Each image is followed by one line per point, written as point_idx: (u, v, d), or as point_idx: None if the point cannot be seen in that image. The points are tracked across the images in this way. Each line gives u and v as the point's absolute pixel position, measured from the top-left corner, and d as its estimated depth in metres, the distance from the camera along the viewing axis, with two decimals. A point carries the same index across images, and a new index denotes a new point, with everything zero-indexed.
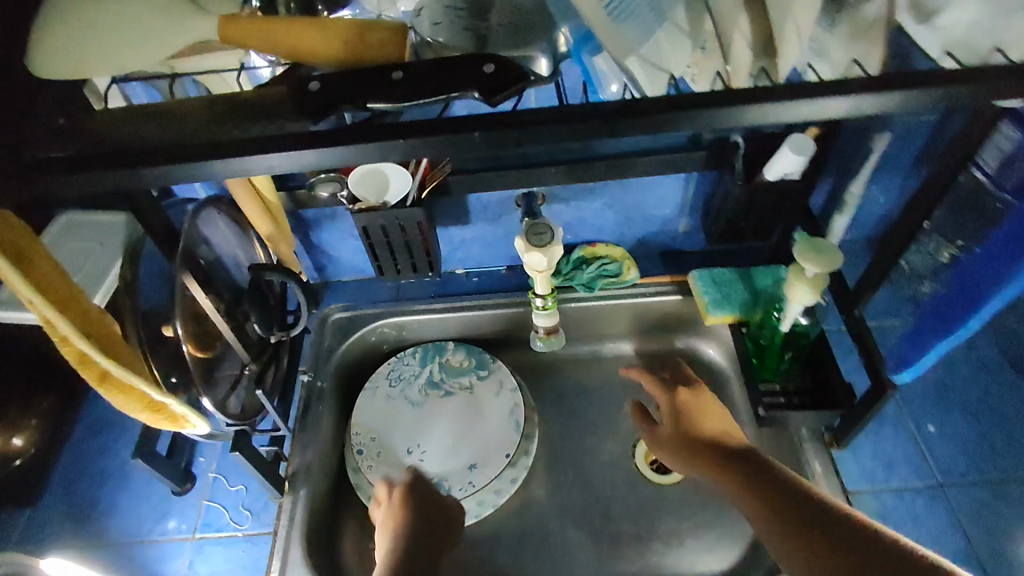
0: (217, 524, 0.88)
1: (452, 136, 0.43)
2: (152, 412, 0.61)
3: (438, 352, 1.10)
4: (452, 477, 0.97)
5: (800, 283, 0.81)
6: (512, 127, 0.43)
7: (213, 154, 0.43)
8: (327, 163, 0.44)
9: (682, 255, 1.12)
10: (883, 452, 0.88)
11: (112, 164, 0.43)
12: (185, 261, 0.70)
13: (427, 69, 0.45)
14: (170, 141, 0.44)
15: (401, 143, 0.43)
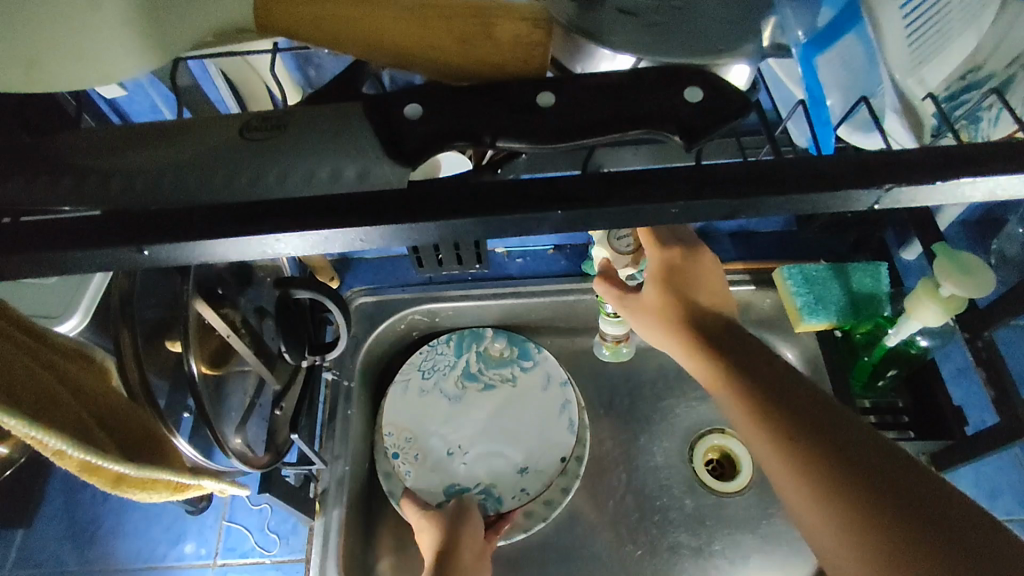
0: (241, 549, 0.78)
1: (631, 209, 0.29)
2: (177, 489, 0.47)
3: (475, 340, 0.95)
4: (501, 485, 0.85)
5: (932, 303, 0.68)
6: (720, 197, 0.29)
7: (276, 227, 0.29)
8: (441, 237, 0.30)
9: (754, 236, 0.96)
10: (985, 480, 0.79)
11: (119, 236, 0.29)
12: (198, 286, 0.55)
13: (582, 91, 0.32)
14: (207, 201, 0.30)
15: (555, 218, 0.29)
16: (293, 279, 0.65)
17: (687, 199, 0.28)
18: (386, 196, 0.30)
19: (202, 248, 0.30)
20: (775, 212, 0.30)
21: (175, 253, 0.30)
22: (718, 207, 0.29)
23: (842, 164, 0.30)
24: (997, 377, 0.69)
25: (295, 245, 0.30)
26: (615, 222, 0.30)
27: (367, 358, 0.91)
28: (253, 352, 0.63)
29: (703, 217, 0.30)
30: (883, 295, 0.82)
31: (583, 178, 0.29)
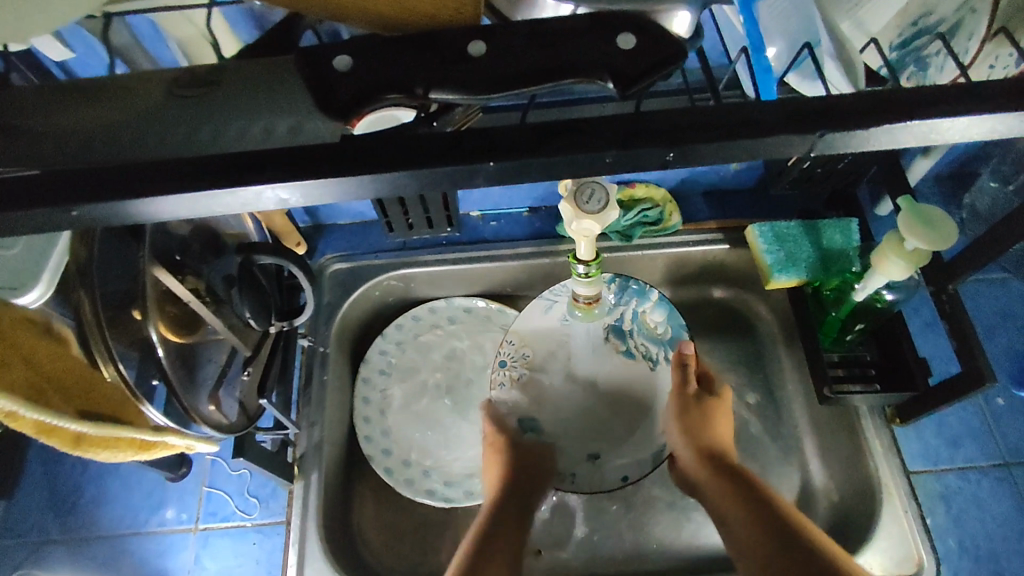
0: (222, 514, 0.79)
1: (563, 159, 0.29)
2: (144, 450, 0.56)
3: (640, 295, 0.88)
4: (567, 458, 0.84)
5: (895, 257, 0.69)
6: (651, 144, 0.29)
7: (209, 183, 0.29)
8: (377, 188, 0.30)
9: (727, 195, 0.97)
10: (947, 428, 0.82)
11: (47, 196, 0.29)
12: (152, 253, 0.55)
13: (516, 41, 0.33)
14: (139, 161, 0.30)
15: (486, 169, 0.29)
16: (256, 245, 0.65)
17: (618, 148, 0.29)
18: (321, 151, 0.30)
19: (142, 207, 0.30)
20: (712, 159, 0.31)
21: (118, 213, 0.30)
22: (650, 155, 0.30)
23: (771, 109, 0.30)
24: (958, 328, 0.71)
25: (231, 202, 0.30)
26: (550, 174, 0.30)
27: (342, 325, 0.91)
28: (219, 318, 0.64)
29: (641, 165, 0.31)
30: (852, 250, 0.83)
31: (517, 130, 0.30)
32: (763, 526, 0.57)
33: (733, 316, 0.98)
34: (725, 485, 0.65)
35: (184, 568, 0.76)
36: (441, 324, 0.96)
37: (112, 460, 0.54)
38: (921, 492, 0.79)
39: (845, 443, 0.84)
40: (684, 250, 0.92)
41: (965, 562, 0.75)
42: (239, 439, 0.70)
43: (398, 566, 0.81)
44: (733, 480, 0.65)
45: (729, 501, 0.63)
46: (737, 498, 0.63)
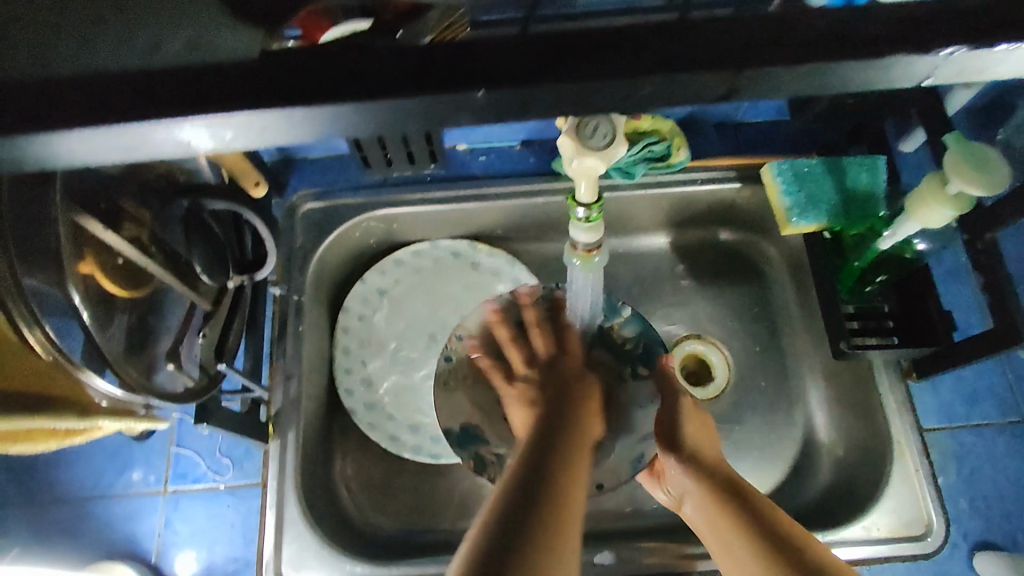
0: (193, 475, 0.74)
1: (572, 87, 0.28)
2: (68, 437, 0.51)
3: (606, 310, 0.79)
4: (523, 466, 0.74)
5: (937, 203, 0.61)
6: (714, 72, 0.28)
7: (152, 115, 0.28)
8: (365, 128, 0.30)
9: (741, 127, 0.87)
10: (964, 384, 0.78)
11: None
12: (70, 194, 0.46)
13: None
14: (84, 79, 0.28)
15: (477, 98, 0.28)
16: (205, 188, 0.56)
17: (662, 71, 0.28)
18: (282, 71, 0.28)
19: (61, 144, 0.28)
20: (781, 91, 0.30)
21: (28, 152, 0.28)
22: (709, 83, 0.28)
23: (805, 27, 0.28)
24: (993, 280, 0.64)
25: (173, 139, 0.29)
26: (556, 105, 0.29)
27: (317, 270, 0.83)
28: (167, 270, 0.56)
29: (696, 94, 0.29)
30: (878, 192, 0.75)
31: (513, 47, 0.28)
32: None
33: (741, 261, 0.91)
34: (713, 501, 0.62)
35: (154, 532, 0.72)
36: (427, 268, 0.88)
37: (32, 449, 0.50)
38: (933, 451, 0.75)
39: (855, 399, 0.79)
40: (692, 190, 0.84)
41: (974, 523, 0.72)
42: (202, 402, 0.64)
43: (382, 526, 0.77)
44: (724, 497, 0.62)
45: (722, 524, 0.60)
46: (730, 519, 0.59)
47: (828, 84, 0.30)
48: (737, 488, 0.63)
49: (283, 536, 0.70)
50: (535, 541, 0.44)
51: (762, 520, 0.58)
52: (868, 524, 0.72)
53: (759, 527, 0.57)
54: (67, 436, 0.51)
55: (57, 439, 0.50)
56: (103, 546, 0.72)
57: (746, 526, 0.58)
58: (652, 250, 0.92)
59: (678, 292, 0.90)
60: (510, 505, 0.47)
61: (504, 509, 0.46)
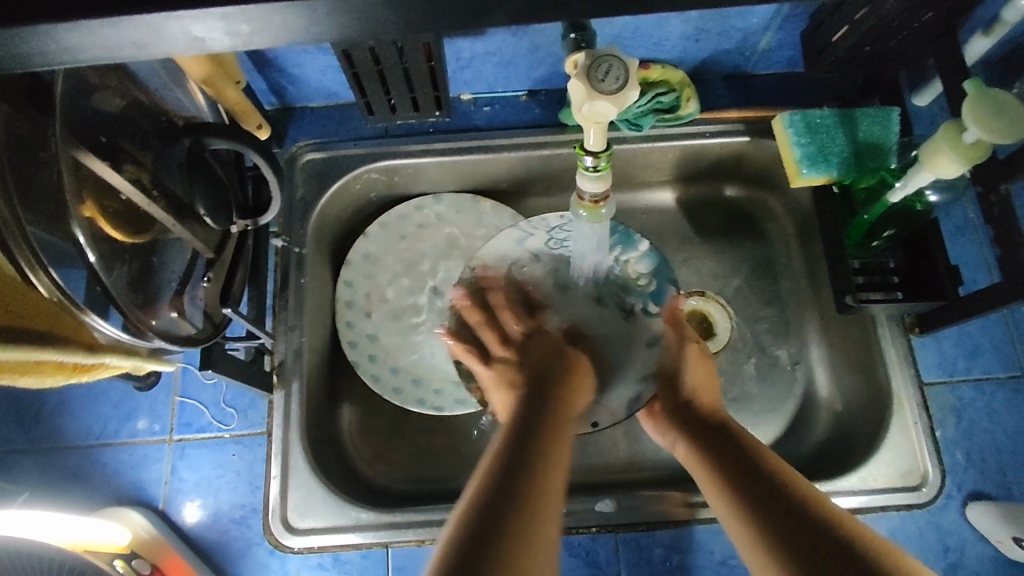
0: (198, 424, 0.75)
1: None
2: (79, 373, 0.50)
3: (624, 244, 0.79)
4: None
5: (950, 152, 0.60)
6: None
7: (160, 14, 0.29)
8: (373, 24, 0.32)
9: (751, 79, 0.85)
10: (967, 339, 0.78)
11: None
12: (69, 130, 0.45)
13: None
14: None
15: None
16: (207, 125, 0.54)
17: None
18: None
19: (67, 39, 0.30)
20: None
21: (45, 48, 0.31)
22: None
23: None
24: (1004, 233, 0.64)
25: (187, 35, 0.31)
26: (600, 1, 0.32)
27: (319, 221, 0.82)
28: (170, 215, 0.54)
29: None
30: (890, 145, 0.74)
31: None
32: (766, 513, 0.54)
33: (746, 217, 0.90)
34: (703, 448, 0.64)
35: (161, 478, 0.73)
36: (430, 222, 0.87)
37: (38, 384, 0.49)
38: (934, 404, 0.75)
39: (857, 353, 0.79)
40: (700, 143, 0.83)
41: (970, 474, 0.73)
42: (207, 350, 0.63)
43: (385, 476, 0.78)
44: (716, 438, 0.64)
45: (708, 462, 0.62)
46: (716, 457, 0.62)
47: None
48: (725, 431, 0.65)
49: (289, 483, 0.71)
50: (511, 522, 0.46)
51: (750, 455, 0.60)
52: (865, 475, 0.73)
53: (739, 463, 0.59)
54: (74, 373, 0.50)
55: (65, 372, 0.48)
56: (111, 492, 0.72)
57: (730, 464, 0.60)
58: (657, 205, 0.91)
59: (683, 248, 0.89)
60: (497, 485, 0.49)
61: (497, 474, 0.51)
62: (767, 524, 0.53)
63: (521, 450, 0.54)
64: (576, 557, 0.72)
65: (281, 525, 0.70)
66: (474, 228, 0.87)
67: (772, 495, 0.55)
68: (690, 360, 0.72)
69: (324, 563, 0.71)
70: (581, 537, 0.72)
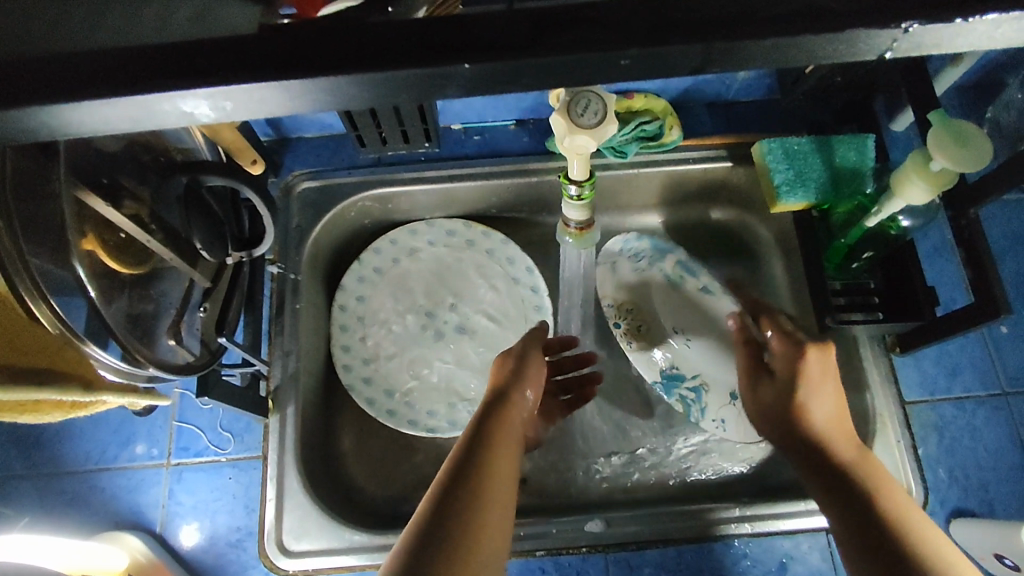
0: (195, 449, 0.76)
1: (554, 60, 0.30)
2: (71, 409, 0.51)
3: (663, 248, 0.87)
4: (710, 398, 0.82)
5: (917, 179, 0.63)
6: (688, 43, 0.29)
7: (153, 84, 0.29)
8: None
9: (733, 106, 0.88)
10: (947, 357, 0.79)
11: None
12: (73, 172, 0.48)
13: None
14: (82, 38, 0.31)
15: (463, 71, 0.30)
16: (205, 165, 0.56)
17: (640, 46, 0.29)
18: (260, 41, 0.30)
19: (73, 117, 0.30)
20: (756, 60, 0.31)
21: (55, 123, 0.30)
22: (687, 54, 0.30)
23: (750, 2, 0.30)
24: (975, 257, 0.66)
25: (177, 111, 0.30)
26: (545, 77, 0.31)
27: (314, 248, 0.84)
28: (167, 248, 0.56)
29: (667, 68, 0.31)
30: (866, 170, 0.77)
31: (507, 20, 0.30)
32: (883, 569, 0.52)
33: (732, 239, 0.92)
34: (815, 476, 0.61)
35: (158, 502, 0.74)
36: (422, 247, 0.89)
37: (39, 420, 0.51)
38: (915, 422, 0.77)
39: (840, 372, 0.81)
40: (684, 169, 0.85)
41: (953, 491, 0.75)
42: (204, 377, 0.65)
43: (379, 497, 0.79)
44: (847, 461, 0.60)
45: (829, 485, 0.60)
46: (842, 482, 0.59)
47: (814, 54, 0.31)
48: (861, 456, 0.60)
49: (284, 507, 0.73)
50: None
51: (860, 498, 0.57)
52: None
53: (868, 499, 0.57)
54: (72, 409, 0.52)
55: (64, 410, 0.50)
56: (109, 516, 0.74)
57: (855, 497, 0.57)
58: (645, 228, 0.93)
59: None
60: (423, 542, 0.48)
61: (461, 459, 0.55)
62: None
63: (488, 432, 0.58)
64: None
65: (276, 547, 0.72)
66: (465, 253, 0.89)
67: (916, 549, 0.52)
68: (812, 388, 0.64)
69: None
70: (572, 557, 0.74)
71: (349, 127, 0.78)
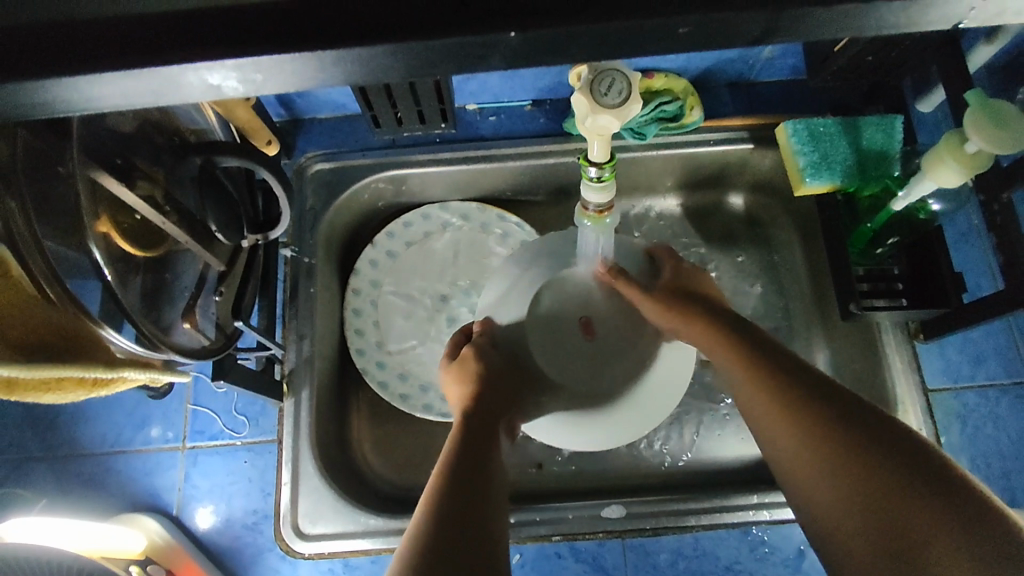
0: (210, 432, 0.76)
1: (602, 28, 0.28)
2: (93, 386, 0.51)
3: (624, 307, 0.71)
4: (712, 409, 0.81)
5: (951, 160, 0.61)
6: (736, 12, 0.28)
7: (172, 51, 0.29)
8: None
9: (755, 87, 0.86)
10: (971, 344, 0.78)
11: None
12: (86, 153, 0.46)
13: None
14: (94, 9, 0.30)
15: (508, 40, 0.28)
16: (218, 145, 0.55)
17: (697, 12, 0.28)
18: (281, 9, 0.28)
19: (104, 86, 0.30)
20: (809, 30, 0.30)
21: (72, 101, 0.30)
22: (744, 23, 0.29)
23: None
24: (1007, 242, 0.64)
25: (202, 83, 0.29)
26: (590, 48, 0.30)
27: (328, 231, 0.83)
28: (184, 232, 0.55)
29: (713, 37, 0.30)
30: (893, 153, 0.75)
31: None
32: (850, 446, 0.50)
33: (752, 224, 0.90)
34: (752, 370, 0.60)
35: (174, 485, 0.74)
36: (436, 230, 0.88)
37: (64, 398, 0.52)
38: (938, 411, 0.76)
39: (860, 360, 0.80)
40: (704, 151, 0.83)
41: (974, 480, 0.74)
42: (219, 360, 0.65)
43: (394, 482, 0.79)
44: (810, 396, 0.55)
45: (804, 430, 0.53)
46: (825, 421, 0.52)
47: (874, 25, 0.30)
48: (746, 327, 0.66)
49: (300, 490, 0.72)
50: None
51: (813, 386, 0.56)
52: None
53: (805, 388, 0.56)
54: (94, 387, 0.52)
55: (86, 387, 0.50)
56: (126, 498, 0.74)
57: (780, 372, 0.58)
58: (662, 211, 0.91)
59: (690, 254, 0.90)
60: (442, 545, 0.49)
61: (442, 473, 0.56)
62: (860, 452, 0.49)
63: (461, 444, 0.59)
64: (581, 563, 0.74)
65: (292, 530, 0.71)
66: (480, 237, 0.88)
67: (922, 468, 0.47)
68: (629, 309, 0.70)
69: (334, 568, 0.73)
70: (587, 542, 0.73)
71: (364, 108, 0.77)
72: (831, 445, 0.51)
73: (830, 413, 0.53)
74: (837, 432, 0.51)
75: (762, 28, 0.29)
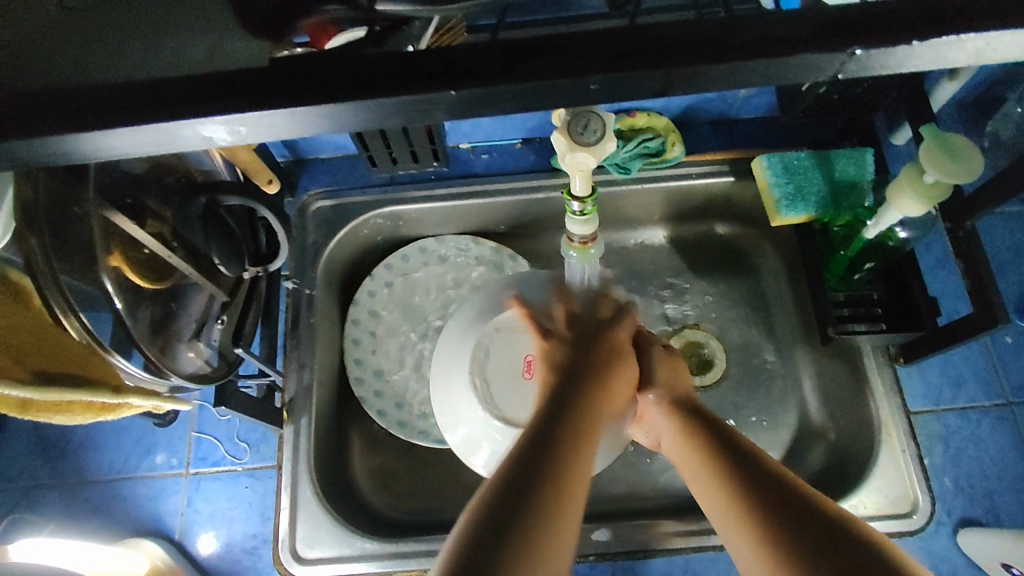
0: (212, 459, 0.79)
1: (539, 86, 0.32)
2: (99, 410, 0.55)
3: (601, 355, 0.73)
4: None
5: (911, 191, 0.64)
6: (663, 67, 0.31)
7: (165, 110, 0.32)
8: None
9: (734, 123, 0.90)
10: (951, 368, 0.80)
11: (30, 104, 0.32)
12: (100, 194, 0.51)
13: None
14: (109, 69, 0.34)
15: (453, 97, 0.32)
16: (221, 184, 0.60)
17: (626, 69, 0.32)
18: (271, 71, 0.33)
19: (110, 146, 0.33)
20: (730, 82, 0.33)
21: (83, 151, 0.33)
22: (650, 80, 0.32)
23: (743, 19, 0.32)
24: (973, 267, 0.66)
25: (198, 135, 0.33)
26: (533, 99, 0.33)
27: (328, 264, 0.87)
28: (189, 265, 0.60)
29: (635, 89, 0.33)
30: (865, 183, 0.78)
31: (496, 50, 0.32)
32: (788, 533, 0.45)
33: (736, 253, 0.93)
34: (690, 445, 0.56)
35: (177, 511, 0.77)
36: (432, 263, 0.92)
37: (73, 421, 0.55)
38: (921, 433, 0.77)
39: (844, 383, 0.82)
40: (686, 183, 0.87)
41: (959, 501, 0.75)
42: (221, 387, 0.68)
43: (389, 507, 0.81)
44: (753, 474, 0.50)
45: (742, 511, 0.49)
46: (762, 502, 0.48)
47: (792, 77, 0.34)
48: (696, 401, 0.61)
49: (297, 514, 0.75)
50: None
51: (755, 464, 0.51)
52: (856, 503, 0.74)
53: (739, 464, 0.51)
54: (101, 410, 0.55)
55: (93, 410, 0.54)
56: (129, 523, 0.77)
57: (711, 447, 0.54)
58: (649, 242, 0.95)
59: (677, 283, 0.93)
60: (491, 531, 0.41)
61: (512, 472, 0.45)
62: (794, 542, 0.45)
63: (535, 466, 0.45)
64: None
65: (289, 554, 0.73)
66: (473, 268, 0.91)
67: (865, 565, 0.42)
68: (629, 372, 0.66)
69: None
70: (578, 565, 0.75)
71: (362, 149, 0.82)
72: (767, 533, 0.46)
73: (767, 497, 0.48)
74: (771, 518, 0.47)
75: (675, 83, 0.33)
